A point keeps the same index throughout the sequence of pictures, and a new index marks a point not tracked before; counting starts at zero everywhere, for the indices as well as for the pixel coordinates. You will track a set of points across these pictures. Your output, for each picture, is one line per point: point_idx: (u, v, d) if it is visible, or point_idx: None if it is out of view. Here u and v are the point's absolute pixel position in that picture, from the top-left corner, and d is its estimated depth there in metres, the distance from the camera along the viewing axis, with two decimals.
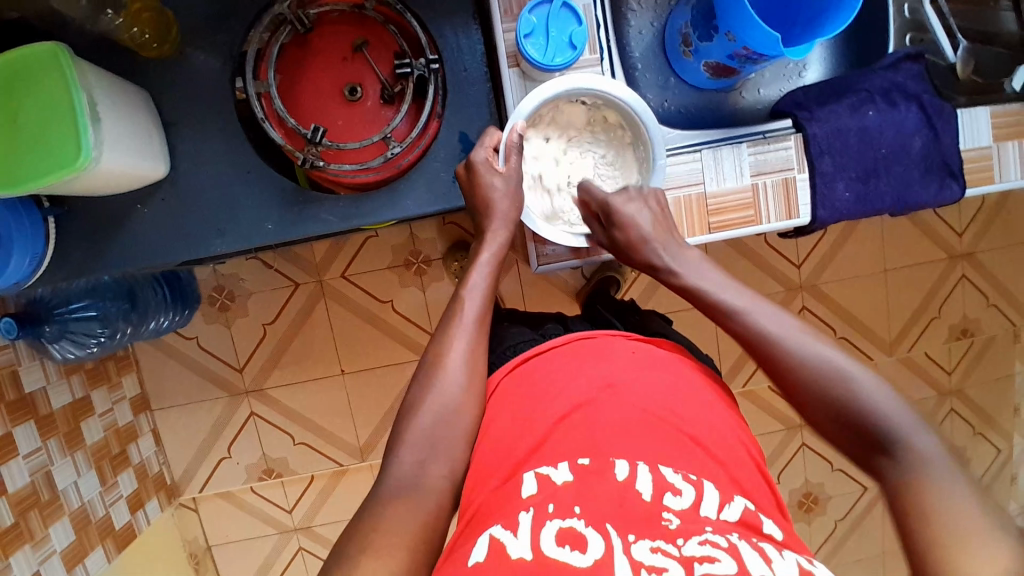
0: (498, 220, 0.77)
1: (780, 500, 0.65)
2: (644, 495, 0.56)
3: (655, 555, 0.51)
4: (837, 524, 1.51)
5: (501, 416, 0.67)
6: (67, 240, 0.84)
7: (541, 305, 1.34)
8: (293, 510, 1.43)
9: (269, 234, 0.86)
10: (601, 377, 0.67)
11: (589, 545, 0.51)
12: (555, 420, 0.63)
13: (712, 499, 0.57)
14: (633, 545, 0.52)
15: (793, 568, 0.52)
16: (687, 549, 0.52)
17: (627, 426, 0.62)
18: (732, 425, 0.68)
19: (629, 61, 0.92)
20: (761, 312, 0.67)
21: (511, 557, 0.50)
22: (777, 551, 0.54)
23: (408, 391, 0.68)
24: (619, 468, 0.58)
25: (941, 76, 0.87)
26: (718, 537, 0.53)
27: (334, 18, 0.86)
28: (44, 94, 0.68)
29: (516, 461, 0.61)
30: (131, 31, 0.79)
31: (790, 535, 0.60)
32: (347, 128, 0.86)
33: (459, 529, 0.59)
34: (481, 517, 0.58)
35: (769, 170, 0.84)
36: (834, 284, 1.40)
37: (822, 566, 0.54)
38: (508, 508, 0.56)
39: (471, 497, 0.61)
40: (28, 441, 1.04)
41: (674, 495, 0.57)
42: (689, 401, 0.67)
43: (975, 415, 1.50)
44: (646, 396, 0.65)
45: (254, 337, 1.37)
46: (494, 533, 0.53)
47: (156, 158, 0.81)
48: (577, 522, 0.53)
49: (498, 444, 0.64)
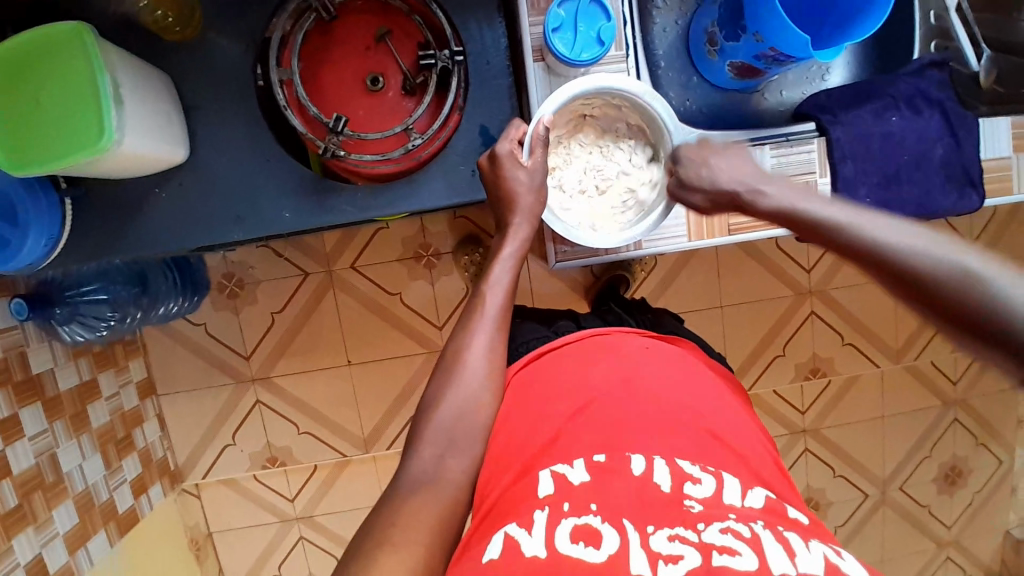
0: (521, 215, 0.76)
1: (796, 486, 0.65)
2: (662, 487, 0.56)
3: (673, 543, 0.50)
4: (837, 530, 1.51)
5: (517, 412, 0.67)
6: (83, 222, 0.83)
7: (550, 302, 1.34)
8: (296, 499, 1.44)
9: (286, 222, 0.86)
10: (617, 371, 0.68)
11: (604, 540, 0.50)
12: (571, 415, 0.64)
13: (733, 487, 0.57)
14: (652, 538, 0.51)
15: (818, 562, 0.49)
16: (707, 535, 0.51)
17: (643, 420, 0.62)
18: (750, 426, 0.68)
19: (653, 60, 0.92)
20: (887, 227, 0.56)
21: (523, 555, 0.49)
22: (803, 544, 0.51)
23: (426, 388, 0.68)
24: (635, 463, 0.58)
25: (964, 83, 0.86)
26: (741, 526, 0.52)
27: (359, 8, 0.85)
28: (67, 74, 0.68)
29: (528, 459, 0.61)
30: (155, 13, 0.80)
31: (817, 521, 0.59)
32: (368, 118, 0.85)
33: (475, 524, 0.59)
34: (497, 513, 0.57)
35: (792, 173, 0.83)
36: (844, 290, 1.40)
37: (853, 560, 0.51)
38: (524, 507, 0.55)
39: (486, 492, 0.61)
40: (34, 422, 1.03)
41: (694, 484, 0.56)
42: (704, 396, 0.67)
43: (978, 424, 1.50)
44: (663, 391, 0.65)
45: (262, 325, 1.36)
46: (508, 531, 0.53)
47: (176, 142, 0.81)
48: (593, 519, 0.52)
49: (514, 440, 0.64)
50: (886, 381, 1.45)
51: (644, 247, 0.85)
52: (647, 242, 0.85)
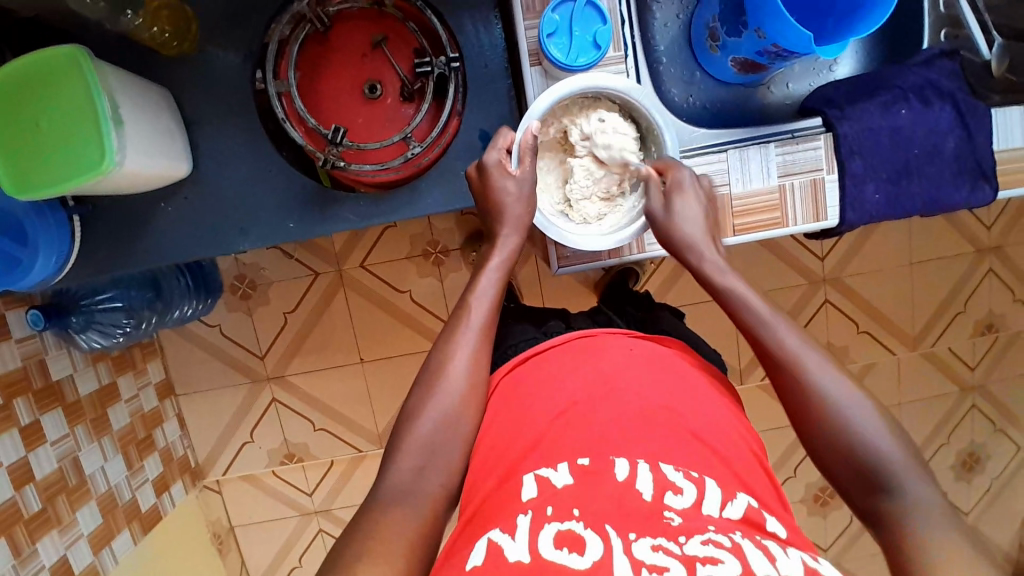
0: (509, 224, 0.76)
1: (783, 493, 0.65)
2: (644, 495, 0.55)
3: (656, 554, 0.50)
4: (853, 517, 1.51)
5: (499, 418, 0.67)
6: (92, 238, 0.85)
7: (559, 297, 1.34)
8: (314, 493, 1.46)
9: (290, 232, 0.86)
10: (598, 373, 0.67)
11: (587, 546, 0.50)
12: (554, 416, 0.64)
13: (713, 497, 0.57)
14: (634, 545, 0.51)
15: (798, 566, 0.51)
16: (689, 547, 0.51)
17: (622, 423, 0.61)
18: (733, 421, 0.68)
19: (654, 56, 0.90)
20: (793, 331, 0.64)
21: (508, 561, 0.50)
22: (782, 549, 0.53)
23: (407, 399, 0.68)
24: (619, 468, 0.57)
25: (976, 73, 0.84)
26: (721, 537, 0.52)
27: (354, 14, 0.85)
28: (67, 98, 0.68)
29: (511, 462, 0.62)
30: (152, 30, 0.79)
31: (795, 533, 0.59)
32: (367, 126, 0.86)
33: (458, 529, 0.60)
34: (480, 518, 0.58)
35: (798, 170, 0.82)
36: (858, 277, 1.38)
37: (827, 565, 0.53)
38: (506, 512, 0.56)
39: (470, 497, 0.62)
40: (56, 428, 1.06)
41: (675, 494, 0.56)
42: (686, 395, 0.67)
43: (998, 411, 1.47)
44: (644, 389, 0.65)
45: (275, 325, 1.38)
46: (492, 537, 0.53)
47: (179, 157, 0.81)
48: (575, 524, 0.52)
49: (497, 444, 0.65)
50: (902, 368, 1.43)
51: (645, 249, 0.85)
52: (649, 245, 0.86)
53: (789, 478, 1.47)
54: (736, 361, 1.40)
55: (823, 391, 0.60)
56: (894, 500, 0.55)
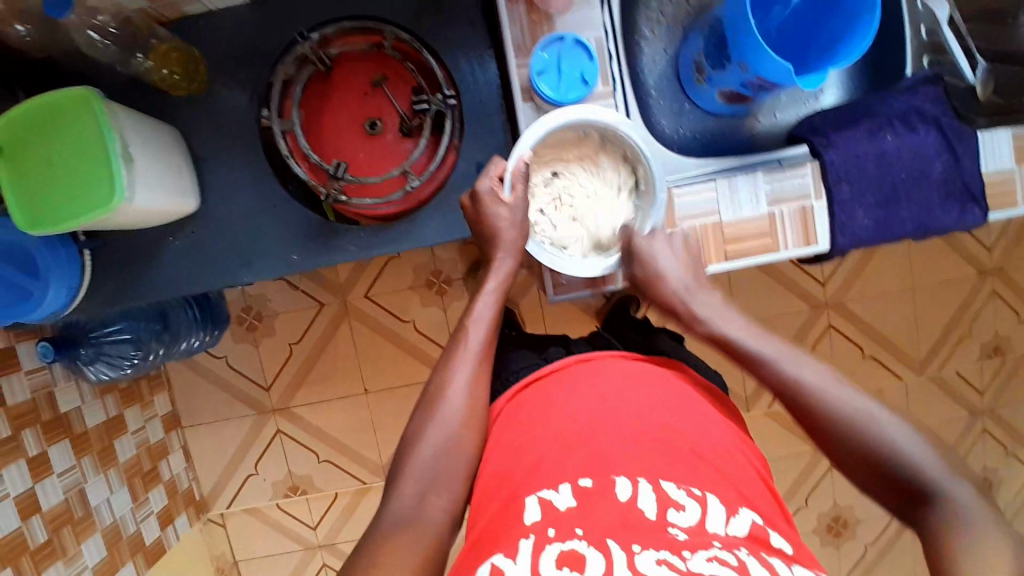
0: (504, 249, 0.78)
1: (789, 518, 0.65)
2: (648, 513, 0.56)
3: (661, 567, 0.51)
4: (866, 549, 1.48)
5: (503, 445, 0.68)
6: (101, 271, 0.87)
7: (561, 324, 1.35)
8: (318, 527, 1.46)
9: (294, 264, 0.89)
10: (598, 396, 0.68)
11: (588, 566, 0.51)
12: (554, 440, 0.64)
13: (717, 515, 0.57)
14: (639, 558, 0.52)
15: None
16: (695, 564, 0.51)
17: (624, 445, 0.62)
18: (738, 444, 0.68)
19: (644, 90, 0.93)
20: (799, 364, 0.70)
21: None
22: (786, 567, 0.54)
23: (408, 424, 0.70)
24: (620, 488, 0.58)
25: (959, 96, 0.86)
26: (726, 554, 0.53)
27: (354, 56, 0.90)
28: (80, 137, 0.72)
29: (515, 486, 0.62)
30: (161, 71, 0.83)
31: (801, 550, 0.59)
32: (369, 161, 0.90)
33: (461, 555, 0.60)
34: (483, 545, 0.58)
35: (786, 198, 0.84)
36: (860, 302, 1.38)
37: None
38: (510, 536, 0.56)
39: (475, 520, 0.63)
40: (63, 458, 1.08)
41: (678, 511, 0.56)
42: (687, 415, 0.67)
43: (1009, 436, 1.46)
44: (647, 413, 0.66)
45: (281, 356, 1.40)
46: (495, 562, 0.54)
47: (186, 193, 0.85)
48: (578, 544, 0.53)
49: (499, 471, 0.65)
50: (910, 393, 1.42)
51: None
52: None
53: (800, 508, 1.45)
54: (741, 389, 1.40)
55: (849, 416, 0.64)
56: (942, 512, 0.57)
